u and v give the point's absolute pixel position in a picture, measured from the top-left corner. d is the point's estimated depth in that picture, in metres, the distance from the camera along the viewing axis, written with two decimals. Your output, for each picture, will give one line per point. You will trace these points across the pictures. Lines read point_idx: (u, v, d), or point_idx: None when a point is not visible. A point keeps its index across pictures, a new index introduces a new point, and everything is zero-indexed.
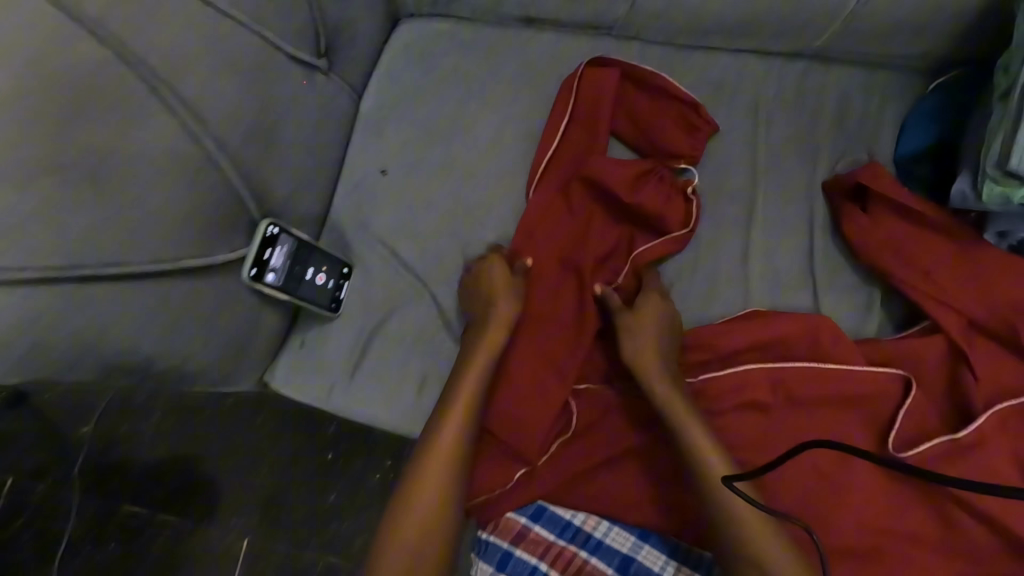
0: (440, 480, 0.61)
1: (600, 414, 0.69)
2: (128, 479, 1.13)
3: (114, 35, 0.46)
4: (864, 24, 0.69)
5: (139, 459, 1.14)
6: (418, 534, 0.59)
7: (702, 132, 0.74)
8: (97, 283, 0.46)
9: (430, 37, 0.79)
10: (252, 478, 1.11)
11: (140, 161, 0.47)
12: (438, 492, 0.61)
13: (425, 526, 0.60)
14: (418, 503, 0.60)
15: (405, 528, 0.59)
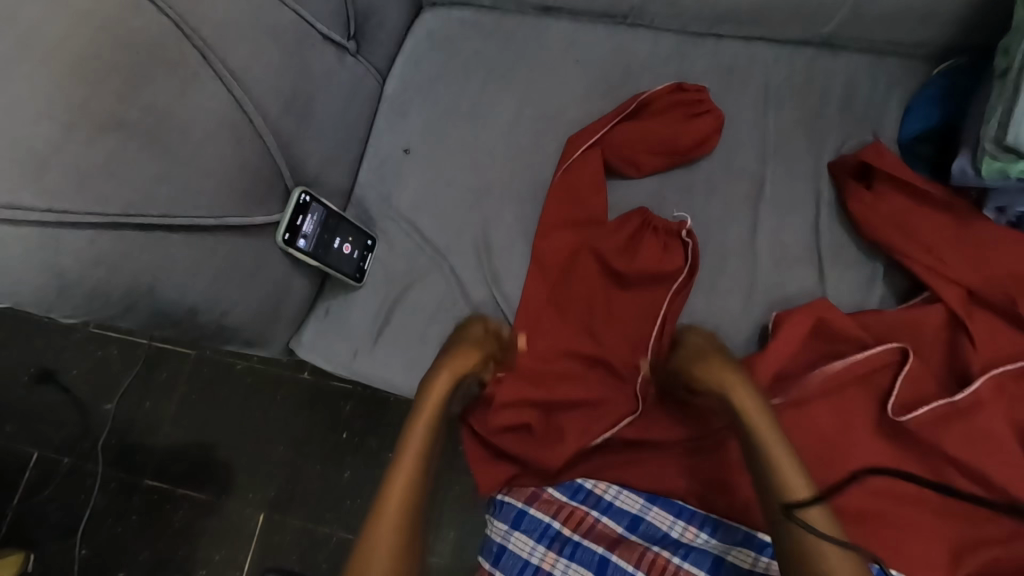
0: (422, 438, 0.64)
1: (603, 395, 0.71)
2: (156, 452, 1.19)
3: (173, 8, 0.52)
4: (868, 9, 0.72)
5: (167, 432, 1.19)
6: (404, 489, 0.60)
7: (708, 119, 0.75)
8: (151, 232, 0.50)
9: (451, 25, 0.83)
10: (272, 451, 1.16)
11: (193, 122, 0.53)
12: (421, 445, 0.64)
13: (408, 485, 0.61)
14: (407, 458, 0.63)
15: (393, 483, 0.61)
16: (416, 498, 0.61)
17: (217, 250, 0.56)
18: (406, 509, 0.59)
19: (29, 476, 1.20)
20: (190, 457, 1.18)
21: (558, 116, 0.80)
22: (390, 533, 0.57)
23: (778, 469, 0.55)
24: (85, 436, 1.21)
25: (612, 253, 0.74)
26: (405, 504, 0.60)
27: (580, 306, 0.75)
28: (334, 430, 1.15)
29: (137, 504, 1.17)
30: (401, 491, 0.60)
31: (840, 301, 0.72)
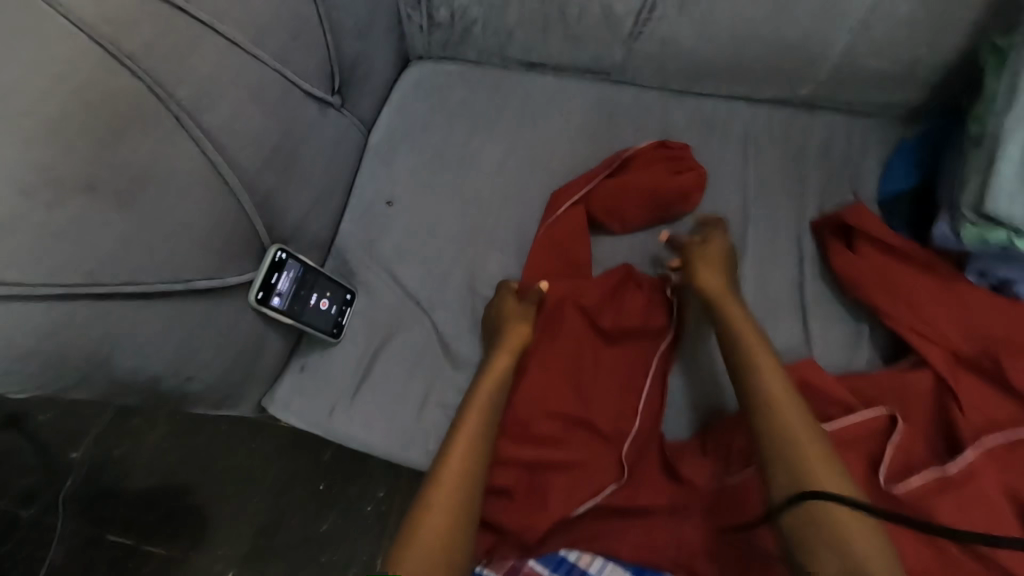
0: (475, 428, 0.63)
1: (598, 452, 0.67)
2: (124, 503, 1.12)
3: (147, 71, 0.49)
4: (846, 72, 0.73)
5: (135, 482, 1.13)
6: (464, 456, 0.61)
7: (690, 174, 0.75)
8: (111, 300, 0.48)
9: (438, 79, 0.84)
10: (244, 504, 1.11)
11: (165, 186, 0.50)
12: (482, 417, 0.64)
13: (461, 484, 0.59)
14: (468, 426, 0.63)
15: (455, 447, 0.61)
16: (476, 468, 0.61)
17: (183, 313, 0.54)
18: (466, 476, 0.60)
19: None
20: (159, 510, 1.11)
21: (543, 169, 0.80)
22: (450, 498, 0.58)
23: (774, 406, 0.56)
24: (48, 484, 1.14)
25: (596, 308, 0.72)
26: (467, 469, 0.60)
27: (568, 363, 0.71)
28: (309, 481, 1.11)
29: (99, 561, 1.10)
30: (461, 457, 0.61)
31: (828, 360, 0.70)
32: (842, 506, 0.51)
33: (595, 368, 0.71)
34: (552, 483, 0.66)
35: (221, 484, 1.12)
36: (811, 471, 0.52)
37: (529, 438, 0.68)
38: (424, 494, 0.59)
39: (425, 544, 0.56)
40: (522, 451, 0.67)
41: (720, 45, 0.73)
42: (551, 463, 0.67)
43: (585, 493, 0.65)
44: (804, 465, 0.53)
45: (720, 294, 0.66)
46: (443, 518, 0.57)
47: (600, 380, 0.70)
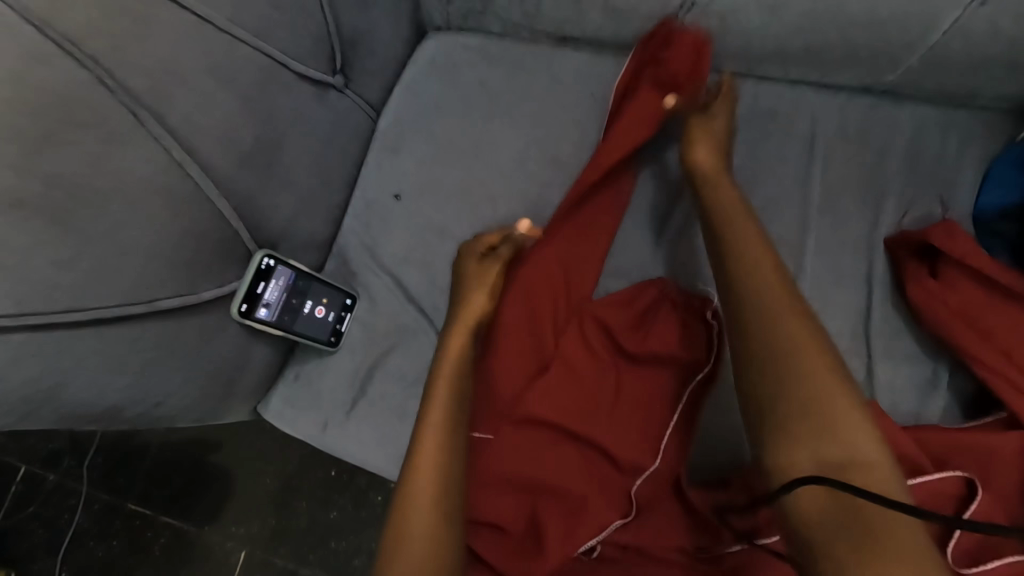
0: (445, 410, 0.56)
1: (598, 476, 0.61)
2: (146, 475, 1.07)
3: (96, 57, 0.44)
4: (948, 57, 0.60)
5: (154, 452, 1.07)
6: (446, 405, 0.56)
7: (686, 53, 0.63)
8: (51, 329, 0.43)
9: (454, 53, 0.73)
10: None
11: (118, 192, 0.45)
12: (459, 369, 0.59)
13: (433, 484, 0.52)
14: (446, 381, 0.58)
15: (434, 400, 0.57)
16: (458, 418, 0.56)
17: (142, 338, 0.49)
18: (449, 424, 0.55)
19: (13, 490, 1.07)
20: (176, 480, 1.06)
21: (570, 165, 0.70)
22: (437, 446, 0.54)
23: (773, 314, 0.45)
24: (75, 451, 1.08)
25: (620, 330, 0.63)
26: (450, 420, 0.56)
27: (566, 380, 0.63)
28: (320, 466, 1.02)
29: (117, 530, 1.05)
30: (443, 406, 0.56)
31: (891, 408, 0.60)
32: (828, 388, 0.41)
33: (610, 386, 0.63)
34: (548, 515, 0.59)
35: (236, 460, 1.05)
36: (794, 346, 0.43)
37: (530, 464, 0.61)
38: (410, 447, 0.54)
39: (413, 492, 0.51)
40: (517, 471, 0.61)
41: (790, 22, 0.60)
42: (551, 491, 0.60)
43: (586, 531, 0.58)
44: (781, 345, 0.43)
45: (711, 171, 0.59)
46: (429, 466, 0.52)
47: (617, 403, 0.62)
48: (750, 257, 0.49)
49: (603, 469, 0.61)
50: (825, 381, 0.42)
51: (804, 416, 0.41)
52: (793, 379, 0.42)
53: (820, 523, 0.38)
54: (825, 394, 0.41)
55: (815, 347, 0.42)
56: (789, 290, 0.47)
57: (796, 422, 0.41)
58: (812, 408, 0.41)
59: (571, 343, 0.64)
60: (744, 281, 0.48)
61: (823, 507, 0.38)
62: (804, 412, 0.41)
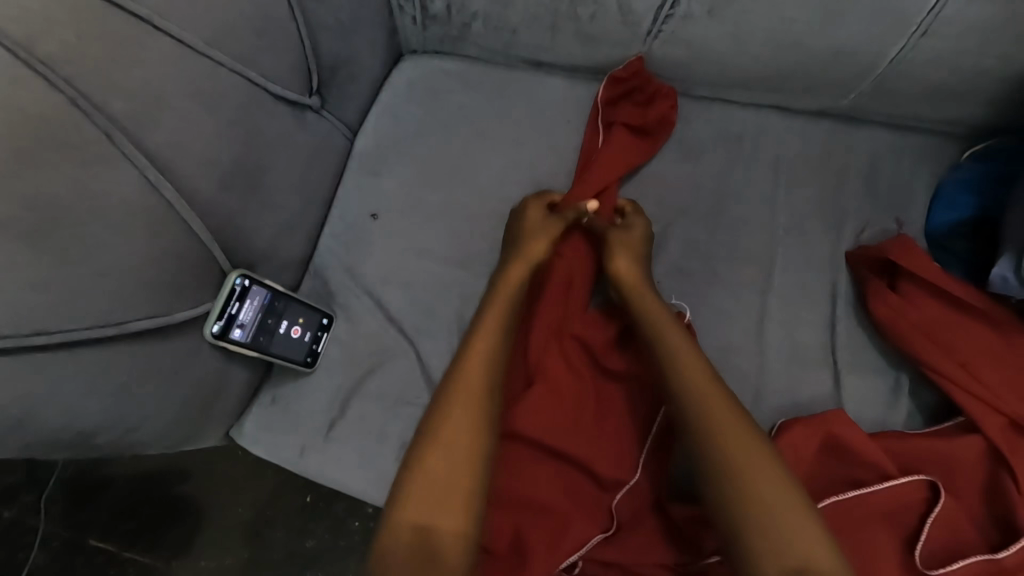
0: (465, 427, 0.55)
1: (579, 487, 0.61)
2: (110, 507, 1.02)
3: (72, 81, 0.44)
4: (897, 84, 0.64)
5: (120, 482, 1.03)
6: (467, 420, 0.55)
7: (661, 104, 0.70)
8: (20, 353, 0.42)
9: (432, 77, 0.74)
10: None
11: (93, 214, 0.45)
12: (477, 388, 0.57)
13: (456, 509, 0.52)
14: (468, 400, 0.56)
15: (456, 408, 0.56)
16: (485, 438, 0.55)
17: (115, 362, 0.47)
18: (473, 454, 0.54)
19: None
20: (143, 512, 1.01)
21: (547, 185, 0.72)
22: (459, 456, 0.54)
23: (711, 411, 0.53)
24: (33, 485, 1.03)
25: (599, 348, 0.64)
26: (475, 427, 0.55)
27: (558, 392, 0.63)
28: (296, 491, 1.00)
29: (78, 568, 1.00)
30: (465, 436, 0.55)
31: (859, 416, 0.62)
32: (777, 499, 0.49)
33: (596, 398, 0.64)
34: (532, 531, 0.59)
35: (208, 489, 1.01)
36: (749, 472, 0.50)
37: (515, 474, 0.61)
38: (425, 454, 0.54)
39: (433, 496, 0.52)
40: (502, 484, 0.61)
41: (752, 51, 0.63)
42: (536, 505, 0.60)
43: (570, 545, 0.58)
44: (726, 456, 0.51)
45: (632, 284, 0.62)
46: (451, 504, 0.52)
47: (603, 413, 0.63)
48: (699, 373, 0.55)
49: (580, 481, 0.61)
50: (775, 493, 0.49)
51: (762, 528, 0.48)
52: (750, 500, 0.49)
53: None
54: (777, 508, 0.48)
55: (754, 453, 0.51)
56: (724, 386, 0.55)
57: (757, 530, 0.48)
58: (772, 520, 0.48)
59: (557, 359, 0.64)
60: (698, 403, 0.54)
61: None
62: (762, 522, 0.48)
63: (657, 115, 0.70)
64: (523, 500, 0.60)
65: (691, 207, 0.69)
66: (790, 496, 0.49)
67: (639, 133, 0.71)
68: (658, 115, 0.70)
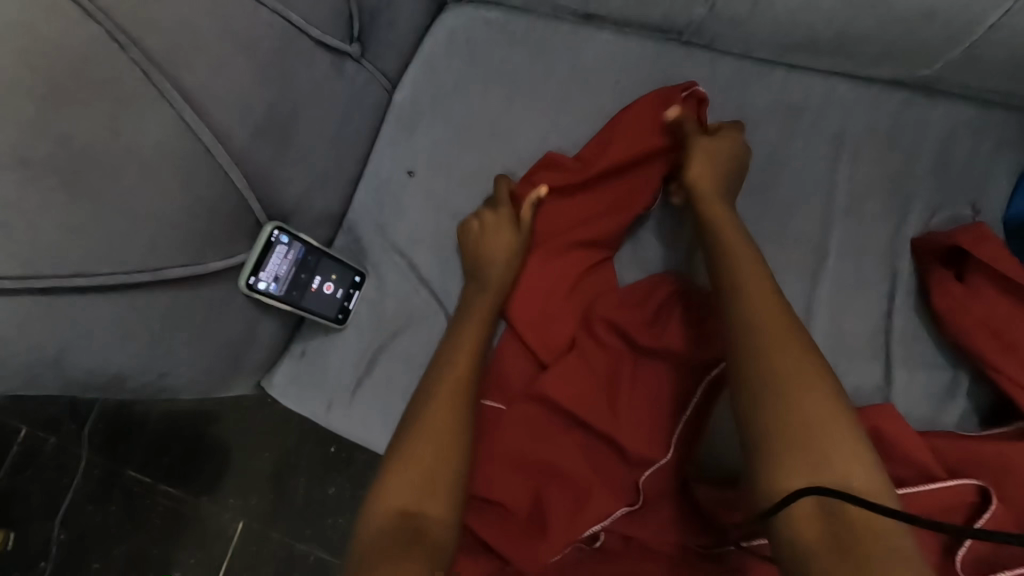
0: (457, 373, 0.58)
1: (603, 458, 0.60)
2: (146, 442, 1.07)
3: (107, 12, 0.42)
4: (995, 54, 0.57)
5: (155, 419, 1.07)
6: (460, 368, 0.58)
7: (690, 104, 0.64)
8: (60, 292, 0.42)
9: (475, 28, 0.70)
10: None
11: (128, 155, 0.43)
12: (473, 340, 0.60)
13: (443, 433, 0.54)
14: (461, 353, 0.59)
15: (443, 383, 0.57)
16: (473, 387, 0.58)
17: (150, 308, 0.47)
18: (460, 395, 0.57)
19: (11, 454, 1.07)
20: (176, 449, 1.06)
21: None
22: (448, 421, 0.55)
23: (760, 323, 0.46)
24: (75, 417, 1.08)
25: (632, 326, 0.62)
26: (464, 376, 0.58)
27: (580, 371, 0.62)
28: (319, 442, 1.02)
29: (116, 495, 1.05)
30: (458, 380, 0.58)
31: (907, 413, 0.59)
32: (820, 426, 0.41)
33: (627, 371, 0.62)
34: (553, 499, 0.58)
35: (236, 433, 1.05)
36: (795, 395, 0.42)
37: (529, 445, 0.60)
38: (417, 423, 0.55)
39: (420, 466, 0.51)
40: (525, 448, 0.60)
41: (832, 11, 0.57)
42: (558, 472, 0.59)
43: (590, 518, 0.57)
44: (769, 364, 0.44)
45: (711, 189, 0.59)
46: (436, 430, 0.54)
47: (638, 390, 0.61)
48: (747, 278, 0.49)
49: (605, 457, 0.60)
50: (825, 418, 0.41)
51: (797, 450, 0.41)
52: (785, 416, 0.42)
53: (819, 549, 0.38)
54: (823, 437, 0.41)
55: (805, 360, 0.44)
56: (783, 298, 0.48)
57: (788, 457, 0.41)
58: (812, 454, 0.40)
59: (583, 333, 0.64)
60: (749, 331, 0.46)
61: (821, 539, 0.38)
62: (805, 444, 0.41)
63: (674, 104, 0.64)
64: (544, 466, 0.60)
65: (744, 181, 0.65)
66: (839, 425, 0.41)
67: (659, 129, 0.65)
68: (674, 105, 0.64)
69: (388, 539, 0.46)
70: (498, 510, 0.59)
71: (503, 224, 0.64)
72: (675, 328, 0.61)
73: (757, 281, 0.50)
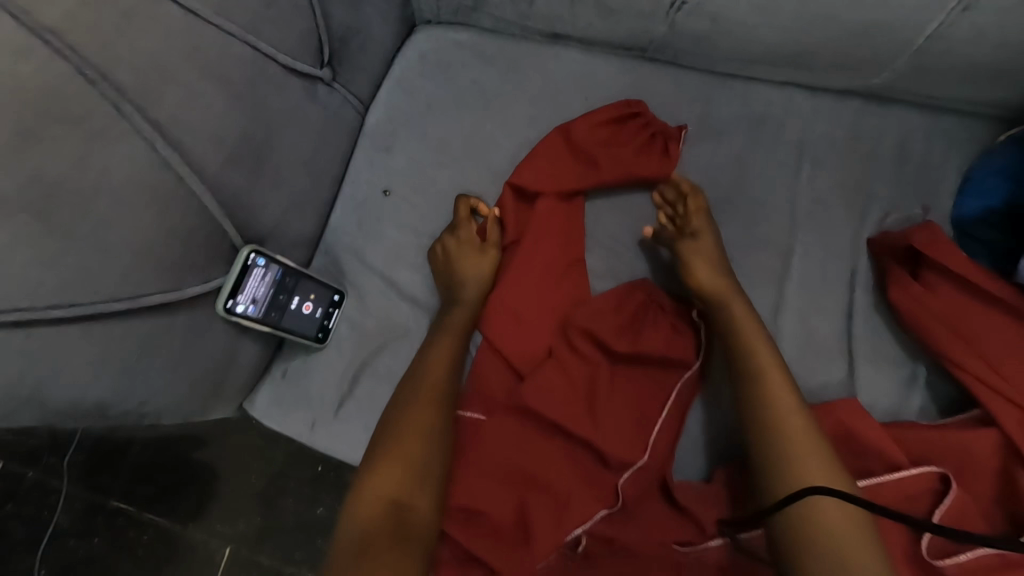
0: (437, 382, 0.60)
1: (578, 464, 0.61)
2: (131, 471, 1.06)
3: (76, 48, 0.41)
4: (934, 62, 0.61)
5: (142, 448, 1.06)
6: (441, 377, 0.61)
7: (655, 124, 0.68)
8: (32, 327, 0.41)
9: (445, 50, 0.73)
10: (242, 473, 1.03)
11: (102, 186, 0.43)
12: (450, 352, 0.62)
13: (422, 438, 0.57)
14: (439, 363, 0.61)
15: (420, 392, 0.59)
16: (448, 396, 0.60)
17: (125, 336, 0.47)
18: (437, 400, 0.59)
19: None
20: (161, 479, 1.05)
21: (562, 155, 0.69)
22: (427, 421, 0.58)
23: (751, 351, 0.56)
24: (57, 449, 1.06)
25: (611, 335, 0.63)
26: (440, 386, 0.60)
27: (558, 377, 0.63)
28: (307, 462, 1.02)
29: (100, 527, 1.04)
30: (433, 386, 0.60)
31: (872, 407, 0.61)
32: (802, 437, 0.51)
33: (603, 377, 0.63)
34: (538, 508, 0.59)
35: (223, 456, 1.04)
36: (784, 437, 0.51)
37: (514, 453, 0.62)
38: (397, 429, 0.57)
39: (404, 454, 0.55)
40: (506, 458, 0.61)
41: (783, 27, 0.60)
42: (539, 482, 0.60)
43: (574, 521, 0.59)
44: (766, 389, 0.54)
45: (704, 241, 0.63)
46: (416, 434, 0.57)
47: (614, 395, 0.63)
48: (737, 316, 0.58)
49: (590, 462, 0.61)
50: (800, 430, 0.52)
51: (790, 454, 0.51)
52: (781, 431, 0.52)
53: (833, 526, 0.47)
54: (800, 451, 0.50)
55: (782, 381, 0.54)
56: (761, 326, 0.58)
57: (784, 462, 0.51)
58: (800, 458, 0.50)
59: (559, 341, 0.65)
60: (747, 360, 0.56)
61: (834, 519, 0.47)
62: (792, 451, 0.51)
63: (636, 113, 0.68)
64: (523, 475, 0.61)
65: (705, 190, 0.68)
66: (819, 459, 0.50)
67: (612, 129, 0.69)
68: (635, 112, 0.68)
69: (375, 529, 0.51)
70: (483, 522, 0.59)
71: (467, 246, 0.66)
72: (645, 336, 0.63)
73: (759, 342, 0.57)
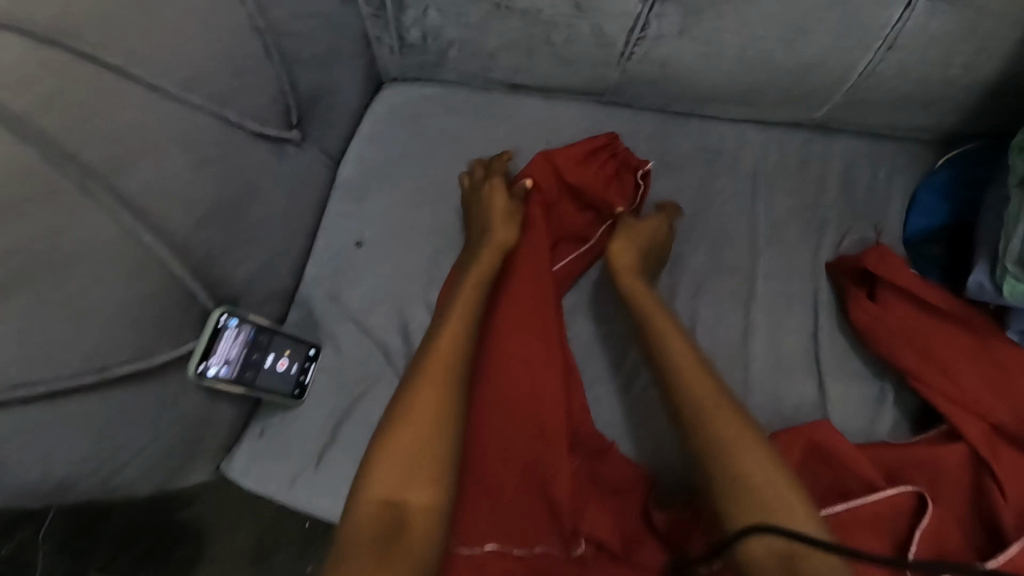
0: (458, 328, 0.57)
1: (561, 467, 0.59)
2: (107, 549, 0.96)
3: (42, 132, 0.43)
4: (868, 96, 0.65)
5: None
6: (454, 344, 0.56)
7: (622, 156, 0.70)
8: (4, 409, 0.43)
9: (411, 104, 0.75)
10: None
11: (69, 261, 0.44)
12: (462, 321, 0.57)
13: (435, 414, 0.51)
14: (455, 317, 0.58)
15: (434, 363, 0.54)
16: (457, 381, 0.53)
17: (98, 405, 0.48)
18: (451, 376, 0.54)
19: None
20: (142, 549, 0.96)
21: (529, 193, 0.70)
22: (436, 405, 0.51)
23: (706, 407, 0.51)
24: None
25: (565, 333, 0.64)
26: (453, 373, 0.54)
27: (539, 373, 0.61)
28: None
29: None
30: (448, 361, 0.55)
31: (845, 426, 0.62)
32: (774, 492, 0.46)
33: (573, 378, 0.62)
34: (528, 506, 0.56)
35: None
36: (744, 457, 0.48)
37: (524, 447, 0.58)
38: (406, 399, 0.52)
39: (410, 448, 0.49)
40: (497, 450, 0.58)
41: (725, 69, 0.64)
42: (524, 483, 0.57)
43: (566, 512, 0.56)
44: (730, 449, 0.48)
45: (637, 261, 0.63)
46: (427, 417, 0.51)
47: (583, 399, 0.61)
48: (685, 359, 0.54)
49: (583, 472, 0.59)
50: (766, 478, 0.47)
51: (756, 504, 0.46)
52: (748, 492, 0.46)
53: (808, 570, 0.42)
54: (778, 509, 0.45)
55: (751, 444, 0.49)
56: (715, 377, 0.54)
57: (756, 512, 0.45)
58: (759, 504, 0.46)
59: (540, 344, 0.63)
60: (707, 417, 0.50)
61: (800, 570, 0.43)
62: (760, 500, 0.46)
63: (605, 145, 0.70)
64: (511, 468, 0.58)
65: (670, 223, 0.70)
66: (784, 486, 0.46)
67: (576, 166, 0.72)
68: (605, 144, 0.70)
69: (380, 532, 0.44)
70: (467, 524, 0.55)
71: (499, 192, 0.66)
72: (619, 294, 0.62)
73: (700, 372, 0.54)
